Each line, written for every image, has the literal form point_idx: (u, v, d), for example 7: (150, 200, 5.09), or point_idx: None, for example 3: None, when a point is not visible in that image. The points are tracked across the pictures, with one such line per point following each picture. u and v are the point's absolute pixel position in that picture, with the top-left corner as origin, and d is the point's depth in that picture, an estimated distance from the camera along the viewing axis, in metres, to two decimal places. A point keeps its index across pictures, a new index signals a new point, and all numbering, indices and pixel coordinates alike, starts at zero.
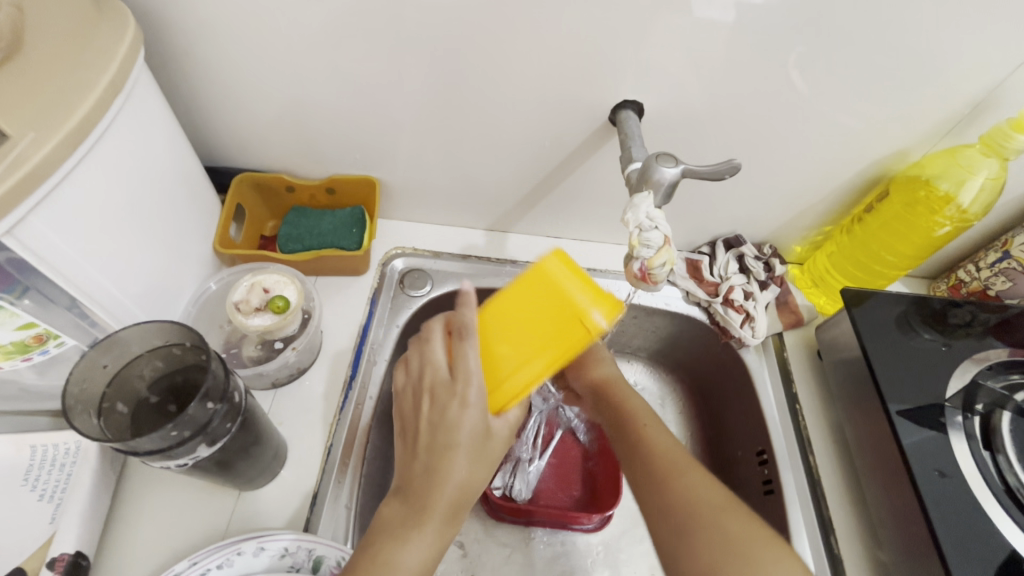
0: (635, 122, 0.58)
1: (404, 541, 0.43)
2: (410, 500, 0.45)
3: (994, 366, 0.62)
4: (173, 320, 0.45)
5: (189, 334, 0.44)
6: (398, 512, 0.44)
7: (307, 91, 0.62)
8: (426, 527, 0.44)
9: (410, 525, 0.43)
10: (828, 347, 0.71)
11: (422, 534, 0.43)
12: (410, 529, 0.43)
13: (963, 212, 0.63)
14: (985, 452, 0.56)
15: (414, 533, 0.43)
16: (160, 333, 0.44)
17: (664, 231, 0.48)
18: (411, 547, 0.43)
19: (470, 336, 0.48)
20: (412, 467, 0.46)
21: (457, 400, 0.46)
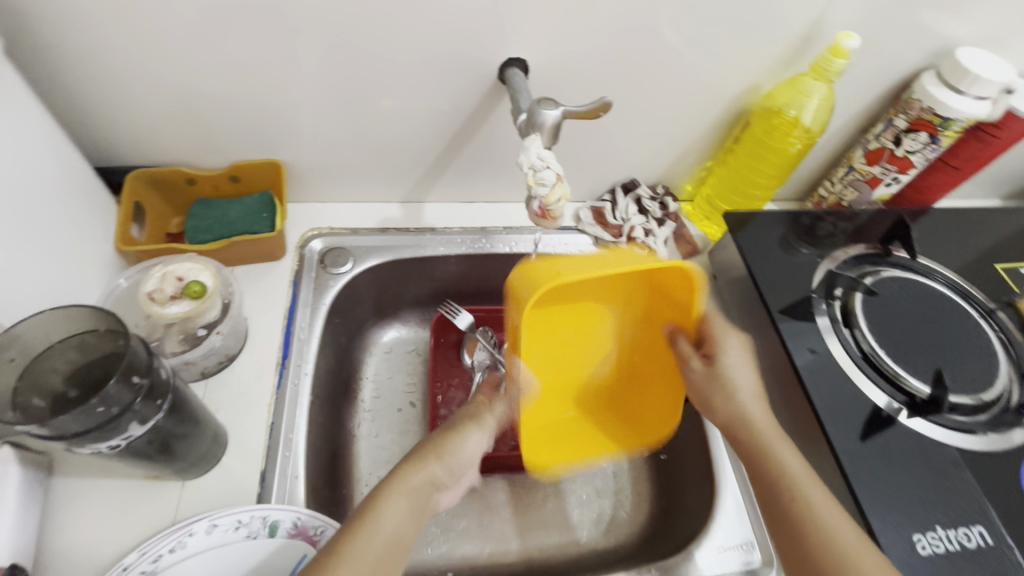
0: (522, 78, 0.62)
1: (392, 508, 0.48)
2: (399, 480, 0.51)
3: (849, 261, 0.74)
4: (83, 306, 0.45)
5: (100, 317, 0.45)
6: (384, 493, 0.49)
7: (194, 78, 0.61)
8: (410, 504, 0.49)
9: (398, 494, 0.49)
10: (721, 268, 0.80)
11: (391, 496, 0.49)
12: (398, 500, 0.49)
13: (809, 131, 0.72)
14: (846, 330, 0.67)
15: (403, 499, 0.49)
16: (70, 322, 0.45)
17: (556, 170, 0.53)
18: (394, 511, 0.48)
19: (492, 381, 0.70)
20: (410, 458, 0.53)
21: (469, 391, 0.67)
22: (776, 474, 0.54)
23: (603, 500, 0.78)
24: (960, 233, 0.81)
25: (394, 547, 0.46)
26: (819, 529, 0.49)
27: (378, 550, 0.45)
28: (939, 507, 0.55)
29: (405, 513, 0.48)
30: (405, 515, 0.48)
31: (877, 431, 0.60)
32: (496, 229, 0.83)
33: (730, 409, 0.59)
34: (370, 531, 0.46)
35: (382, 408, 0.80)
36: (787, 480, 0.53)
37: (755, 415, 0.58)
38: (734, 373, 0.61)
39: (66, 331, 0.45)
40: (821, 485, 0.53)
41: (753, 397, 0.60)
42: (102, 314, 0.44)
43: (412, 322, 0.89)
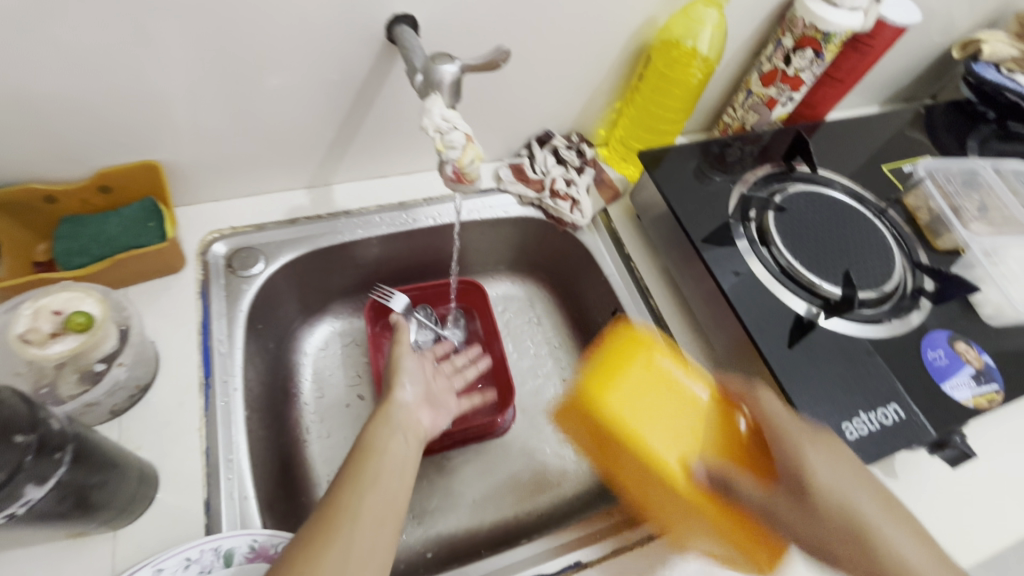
0: (413, 36, 0.58)
1: (383, 435, 0.55)
2: (378, 418, 0.57)
3: (758, 182, 0.77)
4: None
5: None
6: (377, 429, 0.55)
7: (23, 75, 0.52)
8: (399, 425, 0.57)
9: (387, 427, 0.56)
10: (644, 208, 0.81)
11: (375, 421, 0.57)
12: (386, 429, 0.56)
13: (707, 60, 0.73)
14: (763, 247, 0.70)
15: (386, 428, 0.56)
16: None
17: (464, 130, 0.50)
18: (386, 432, 0.55)
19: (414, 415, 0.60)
20: (384, 403, 0.59)
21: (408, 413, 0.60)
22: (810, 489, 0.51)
23: (566, 449, 0.80)
24: (849, 141, 0.87)
25: (399, 462, 0.53)
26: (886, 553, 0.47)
27: (386, 462, 0.52)
28: (859, 395, 0.61)
29: (396, 436, 0.56)
30: (397, 438, 0.55)
31: (801, 337, 0.64)
32: (416, 203, 0.80)
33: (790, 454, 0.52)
34: (372, 451, 0.53)
35: (327, 407, 0.77)
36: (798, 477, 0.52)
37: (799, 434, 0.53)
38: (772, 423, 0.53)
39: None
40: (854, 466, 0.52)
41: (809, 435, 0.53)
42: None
43: (345, 313, 0.85)
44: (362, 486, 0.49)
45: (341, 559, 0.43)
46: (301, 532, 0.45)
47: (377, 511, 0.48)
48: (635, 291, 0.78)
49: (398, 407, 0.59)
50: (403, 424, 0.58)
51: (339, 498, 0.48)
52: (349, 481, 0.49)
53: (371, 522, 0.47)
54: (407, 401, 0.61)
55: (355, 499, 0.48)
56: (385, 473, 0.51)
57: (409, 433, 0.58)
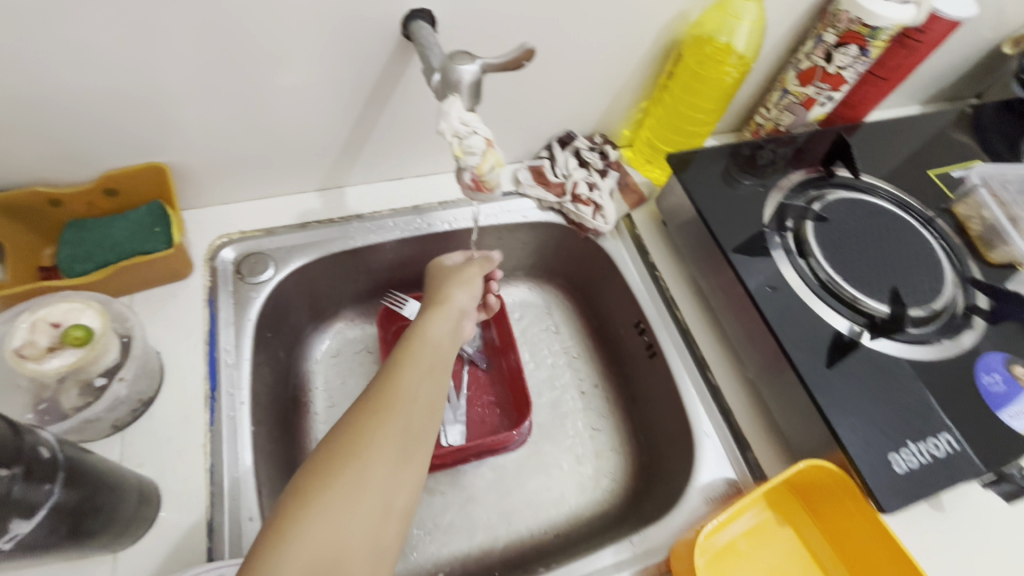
0: (430, 32, 0.54)
1: (436, 334, 0.56)
2: (425, 318, 0.58)
3: (795, 188, 0.72)
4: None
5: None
6: (426, 325, 0.57)
7: (23, 75, 0.49)
8: (447, 323, 0.59)
9: (438, 326, 0.57)
10: (670, 213, 0.77)
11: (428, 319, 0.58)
12: (437, 325, 0.57)
13: (743, 58, 0.69)
14: (801, 259, 0.66)
15: (439, 327, 0.57)
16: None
17: (484, 134, 0.47)
18: (436, 328, 0.57)
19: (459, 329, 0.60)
20: (432, 306, 0.61)
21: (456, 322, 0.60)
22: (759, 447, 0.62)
23: (585, 465, 0.77)
24: (893, 145, 0.81)
25: (446, 356, 0.55)
26: None
27: (436, 352, 0.54)
28: (907, 423, 0.56)
29: (445, 333, 0.57)
30: (444, 333, 0.57)
31: (842, 357, 0.60)
32: (431, 206, 0.76)
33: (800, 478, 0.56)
34: (422, 346, 0.54)
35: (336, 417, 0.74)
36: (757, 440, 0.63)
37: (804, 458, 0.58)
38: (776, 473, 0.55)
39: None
40: None
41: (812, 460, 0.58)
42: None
43: (356, 320, 0.82)
44: (414, 369, 0.50)
45: (395, 427, 0.45)
46: (353, 407, 0.47)
47: (427, 392, 0.49)
48: (660, 302, 0.73)
49: (449, 308, 0.60)
50: (451, 323, 0.59)
51: (391, 379, 0.49)
52: (400, 363, 0.51)
53: (420, 401, 0.48)
54: (461, 304, 0.61)
55: (406, 380, 0.49)
56: (433, 361, 0.53)
57: (455, 333, 0.59)
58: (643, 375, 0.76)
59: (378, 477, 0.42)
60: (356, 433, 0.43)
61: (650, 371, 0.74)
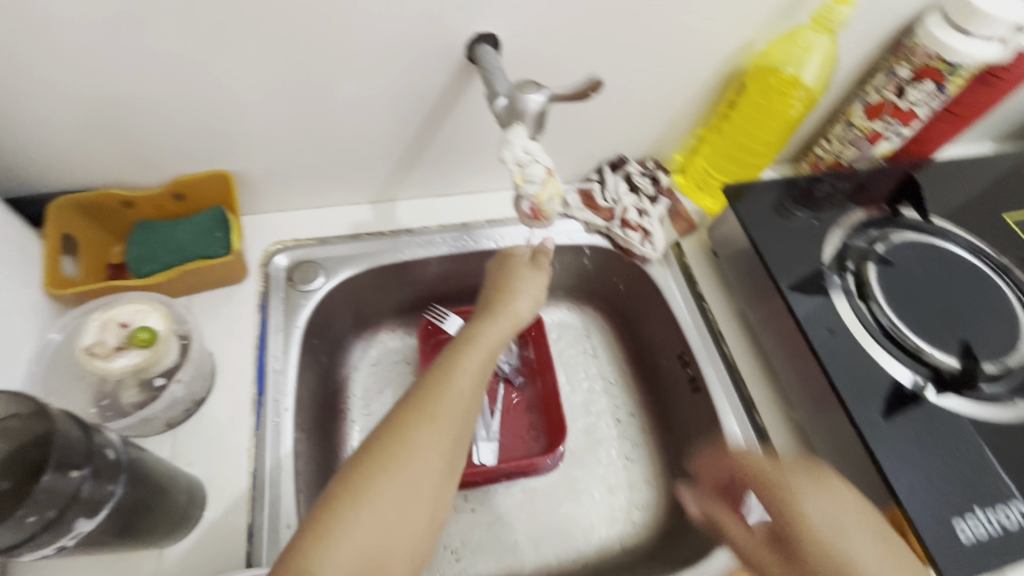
0: (495, 56, 0.55)
1: (493, 338, 0.55)
2: (482, 319, 0.57)
3: (858, 226, 0.69)
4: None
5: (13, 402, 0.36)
6: (482, 326, 0.56)
7: (111, 85, 0.53)
8: (506, 328, 0.57)
9: (495, 330, 0.56)
10: (722, 244, 0.75)
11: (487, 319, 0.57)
12: (492, 329, 0.56)
13: (810, 92, 0.66)
14: (861, 302, 0.63)
15: (496, 331, 0.56)
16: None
17: (545, 163, 0.46)
18: (493, 333, 0.55)
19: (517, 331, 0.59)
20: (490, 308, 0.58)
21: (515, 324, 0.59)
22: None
23: (617, 496, 0.75)
24: (966, 185, 0.77)
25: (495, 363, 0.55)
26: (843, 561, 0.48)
27: (487, 360, 0.54)
28: (974, 488, 0.53)
29: (501, 338, 0.56)
30: (500, 339, 0.55)
31: (904, 409, 0.57)
32: (479, 224, 0.77)
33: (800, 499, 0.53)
34: (477, 352, 0.53)
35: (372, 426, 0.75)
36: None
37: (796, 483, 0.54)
38: (819, 523, 0.51)
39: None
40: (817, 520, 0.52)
41: (815, 490, 0.53)
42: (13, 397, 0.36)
43: (397, 330, 0.83)
44: (465, 375, 0.51)
45: (444, 438, 0.46)
46: (404, 408, 0.47)
47: (472, 403, 0.50)
48: (707, 335, 0.71)
49: (509, 314, 0.58)
50: (508, 328, 0.57)
51: (444, 386, 0.49)
52: (452, 369, 0.51)
53: (463, 411, 0.49)
54: (523, 317, 0.59)
55: (457, 392, 0.49)
56: (484, 365, 0.53)
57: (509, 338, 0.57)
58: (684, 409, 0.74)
59: (425, 491, 0.44)
60: (404, 441, 0.44)
61: (691, 406, 0.72)
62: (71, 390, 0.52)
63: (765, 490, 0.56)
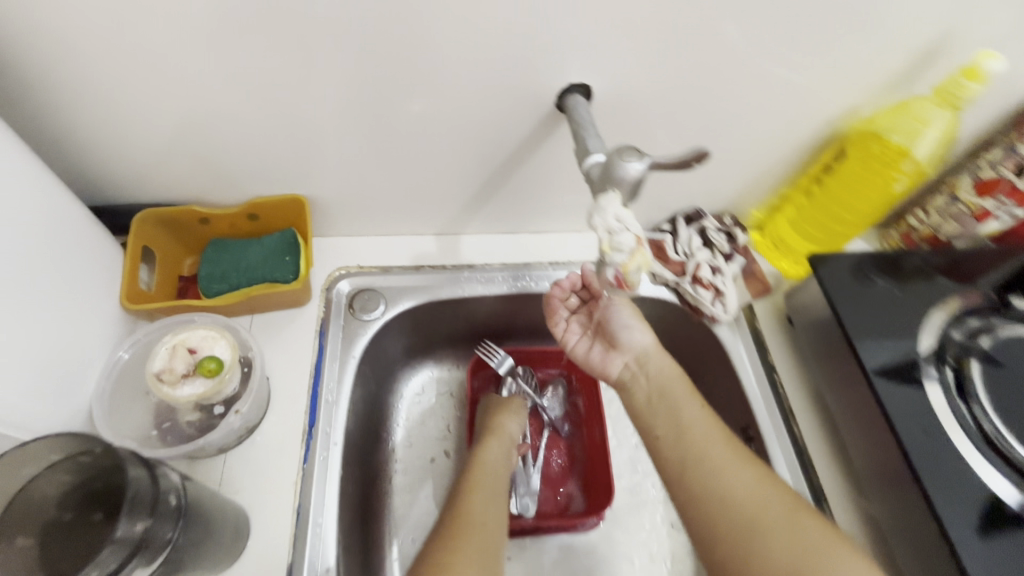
0: (585, 107, 0.53)
1: (493, 454, 0.64)
2: (482, 463, 0.62)
3: (957, 314, 0.63)
4: (44, 436, 0.36)
5: (79, 441, 0.37)
6: (485, 448, 0.64)
7: (204, 113, 0.53)
8: (501, 446, 0.66)
9: (496, 443, 0.65)
10: (799, 310, 0.70)
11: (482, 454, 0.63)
12: (491, 480, 0.60)
13: (920, 167, 0.62)
14: (960, 401, 0.57)
15: (495, 452, 0.64)
16: (51, 449, 0.36)
17: (636, 232, 0.44)
18: (493, 456, 0.64)
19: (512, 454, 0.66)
20: (485, 438, 0.66)
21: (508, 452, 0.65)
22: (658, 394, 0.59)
23: (660, 567, 0.71)
24: None
25: (502, 477, 0.62)
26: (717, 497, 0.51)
27: (497, 481, 0.61)
28: None
29: (501, 455, 0.64)
30: (500, 455, 0.64)
31: (1003, 532, 0.50)
32: (541, 265, 0.74)
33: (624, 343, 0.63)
34: (476, 467, 0.62)
35: (413, 459, 0.73)
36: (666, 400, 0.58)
37: (643, 349, 0.62)
38: (739, 497, 0.50)
39: (38, 465, 0.36)
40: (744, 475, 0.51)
41: (641, 329, 0.63)
42: (80, 438, 0.36)
43: (447, 360, 0.80)
44: (482, 495, 0.57)
45: (473, 554, 0.50)
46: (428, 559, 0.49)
47: (498, 517, 0.56)
48: (776, 412, 0.67)
49: (504, 436, 0.67)
50: (506, 448, 0.66)
51: (459, 510, 0.55)
52: (470, 486, 0.58)
53: (491, 521, 0.55)
54: (512, 432, 0.68)
55: (475, 508, 0.55)
56: (495, 485, 0.60)
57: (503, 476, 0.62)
58: None
59: None
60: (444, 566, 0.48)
61: None
62: (134, 410, 0.53)
63: (595, 332, 0.67)
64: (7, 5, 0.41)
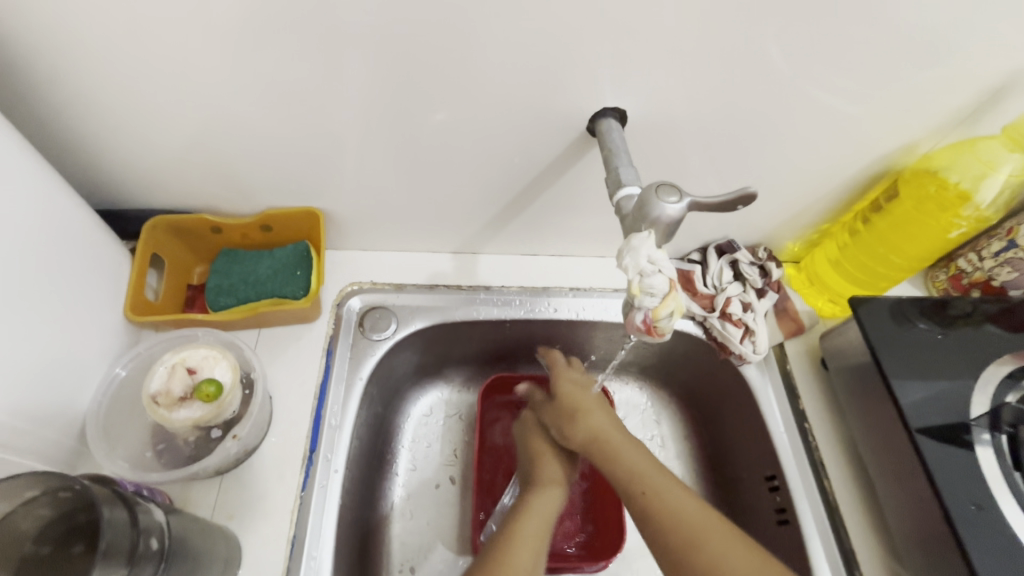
0: (619, 133, 0.49)
1: (540, 501, 0.55)
2: (530, 511, 0.54)
3: (1014, 373, 0.58)
4: (21, 471, 0.33)
5: (56, 479, 0.33)
6: (533, 494, 0.56)
7: (220, 121, 0.51)
8: (551, 497, 0.56)
9: (544, 494, 0.56)
10: (834, 354, 0.65)
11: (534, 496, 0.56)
12: (532, 524, 0.52)
13: (982, 212, 0.59)
14: (1016, 472, 0.52)
15: (545, 499, 0.55)
16: (27, 486, 0.33)
17: (669, 274, 0.40)
18: (541, 505, 0.55)
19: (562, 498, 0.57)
20: (534, 487, 0.57)
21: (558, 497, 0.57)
22: (632, 478, 0.50)
23: None
24: None
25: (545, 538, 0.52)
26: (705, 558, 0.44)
27: (541, 538, 0.52)
28: None
29: (548, 501, 0.56)
30: (548, 500, 0.56)
31: None
32: (561, 290, 0.71)
33: (584, 423, 0.57)
34: (523, 515, 0.53)
35: (418, 485, 0.70)
36: (636, 481, 0.50)
37: (603, 429, 0.55)
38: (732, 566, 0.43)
39: (12, 502, 0.33)
40: (724, 531, 0.46)
41: (597, 410, 0.58)
42: (56, 475, 0.33)
43: (457, 382, 0.77)
44: (523, 546, 0.50)
45: None
46: None
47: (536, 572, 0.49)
48: (806, 463, 0.62)
49: (554, 486, 0.57)
50: (556, 498, 0.56)
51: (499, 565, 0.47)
52: (510, 530, 0.52)
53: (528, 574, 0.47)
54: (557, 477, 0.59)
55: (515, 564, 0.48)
56: (541, 537, 0.51)
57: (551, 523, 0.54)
58: (766, 540, 0.64)
59: None
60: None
61: (775, 539, 0.63)
62: (130, 428, 0.51)
63: (557, 421, 0.60)
64: (22, 7, 0.39)
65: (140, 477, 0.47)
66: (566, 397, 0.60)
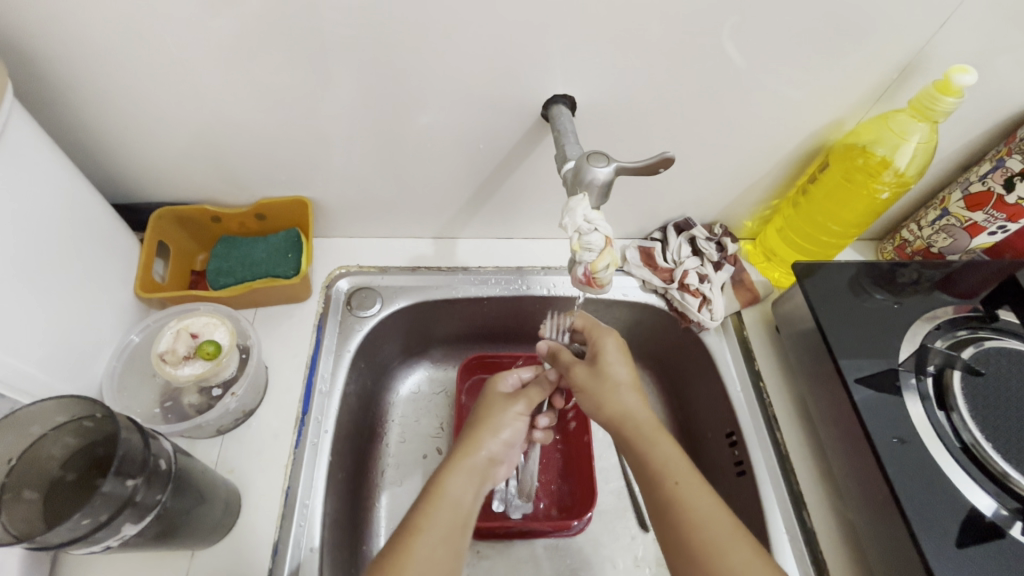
0: (568, 117, 0.55)
1: (460, 485, 0.53)
2: (439, 494, 0.51)
3: (942, 325, 0.63)
4: (49, 399, 0.40)
5: (83, 406, 0.40)
6: (449, 479, 0.53)
7: (216, 119, 0.57)
8: (472, 480, 0.54)
9: (462, 474, 0.54)
10: (785, 320, 0.71)
11: (456, 475, 0.53)
12: (445, 512, 0.50)
13: (901, 177, 0.64)
14: (939, 412, 0.56)
15: (464, 477, 0.53)
16: (57, 411, 0.40)
17: (605, 232, 0.46)
18: (458, 485, 0.52)
19: (474, 479, 0.54)
20: (448, 469, 0.54)
21: (471, 479, 0.54)
22: (665, 470, 0.50)
23: (644, 569, 0.70)
24: None
25: (466, 514, 0.51)
26: (687, 517, 0.47)
27: (454, 519, 0.50)
28: None
29: (465, 495, 0.52)
30: (464, 492, 0.52)
31: (976, 542, 0.49)
32: (534, 269, 0.77)
33: (607, 403, 0.56)
34: (434, 492, 0.51)
35: (405, 453, 0.75)
36: (666, 472, 0.50)
37: (631, 410, 0.55)
38: (703, 526, 0.46)
39: (44, 426, 0.40)
40: (702, 480, 0.49)
41: (627, 390, 0.56)
42: (84, 403, 0.40)
43: (441, 359, 0.83)
44: (435, 526, 0.48)
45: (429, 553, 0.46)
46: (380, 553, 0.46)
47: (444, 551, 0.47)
48: (759, 418, 0.67)
49: (470, 470, 0.55)
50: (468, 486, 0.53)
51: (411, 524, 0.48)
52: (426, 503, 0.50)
53: (437, 555, 0.47)
54: (478, 464, 0.55)
55: (429, 527, 0.48)
56: (453, 524, 0.49)
57: (462, 510, 0.51)
58: (725, 493, 0.69)
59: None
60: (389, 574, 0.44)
61: (733, 491, 0.67)
62: (142, 388, 0.58)
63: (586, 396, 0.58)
64: (45, 26, 0.46)
65: (153, 427, 0.54)
66: (600, 372, 0.58)
